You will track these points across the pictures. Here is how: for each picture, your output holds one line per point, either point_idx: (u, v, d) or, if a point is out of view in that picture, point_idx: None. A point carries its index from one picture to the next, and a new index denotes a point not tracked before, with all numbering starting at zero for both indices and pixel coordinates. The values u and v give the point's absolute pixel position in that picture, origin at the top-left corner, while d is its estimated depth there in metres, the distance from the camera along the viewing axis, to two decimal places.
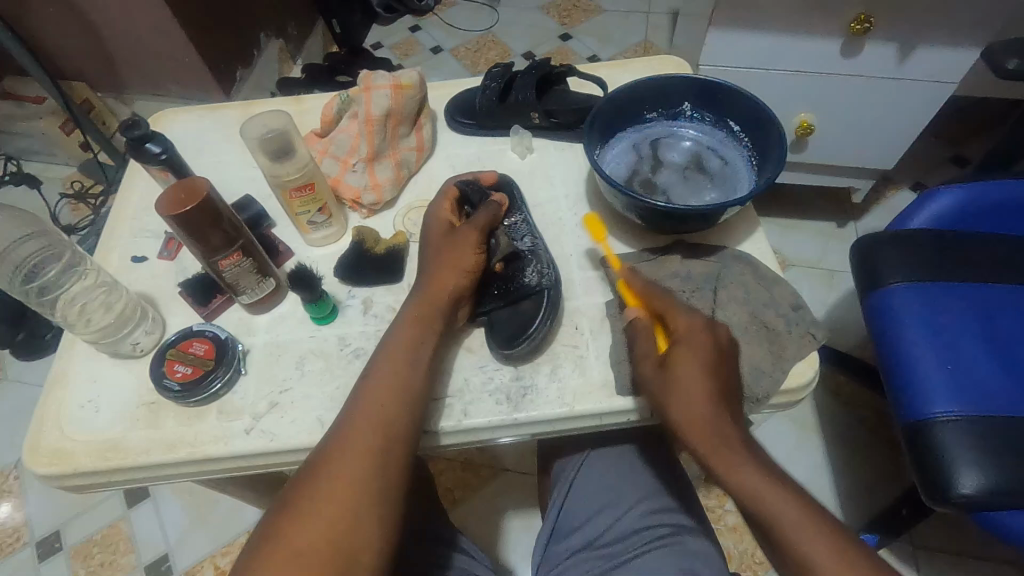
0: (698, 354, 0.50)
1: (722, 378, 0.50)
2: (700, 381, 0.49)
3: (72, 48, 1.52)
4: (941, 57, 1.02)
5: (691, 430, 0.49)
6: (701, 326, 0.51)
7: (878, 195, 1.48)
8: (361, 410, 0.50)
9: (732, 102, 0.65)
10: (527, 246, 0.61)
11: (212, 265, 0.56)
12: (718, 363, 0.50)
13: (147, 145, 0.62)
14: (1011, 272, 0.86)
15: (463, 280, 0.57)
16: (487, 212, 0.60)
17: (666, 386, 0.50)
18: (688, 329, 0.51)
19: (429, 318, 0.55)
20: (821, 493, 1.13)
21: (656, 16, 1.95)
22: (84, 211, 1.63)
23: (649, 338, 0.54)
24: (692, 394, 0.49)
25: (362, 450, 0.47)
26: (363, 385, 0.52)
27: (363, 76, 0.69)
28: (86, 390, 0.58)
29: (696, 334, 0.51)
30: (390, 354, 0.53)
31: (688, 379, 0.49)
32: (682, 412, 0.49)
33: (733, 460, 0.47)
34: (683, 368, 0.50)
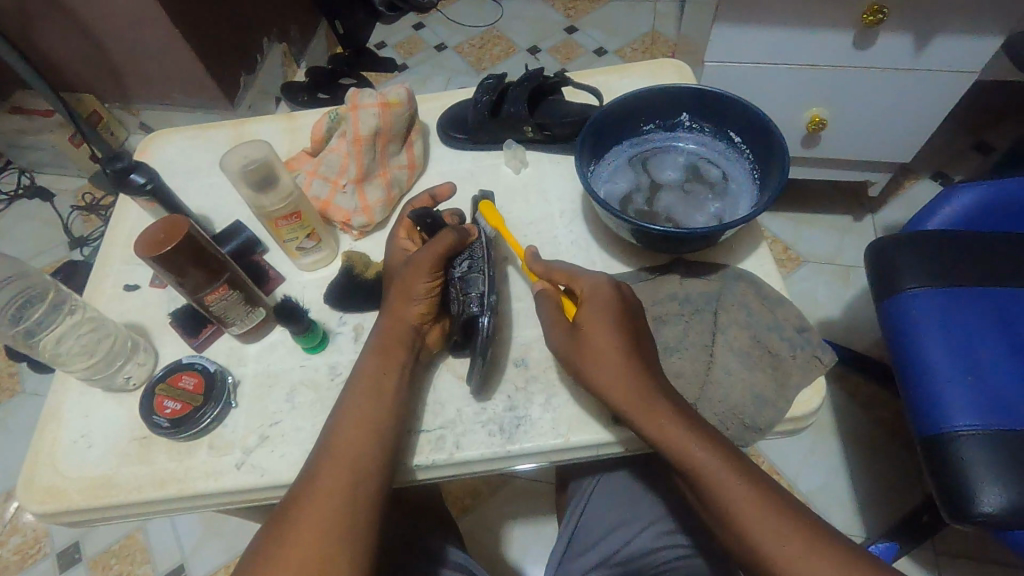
0: (609, 303, 0.50)
1: (634, 332, 0.50)
2: (607, 338, 0.49)
3: (77, 61, 1.53)
4: (960, 47, 0.98)
5: (627, 405, 0.47)
6: (607, 286, 0.51)
7: (897, 186, 1.42)
8: (335, 436, 0.50)
9: (732, 113, 0.62)
10: (462, 270, 0.56)
11: (198, 301, 0.55)
12: (628, 322, 0.50)
13: (132, 175, 0.61)
14: None
15: (414, 314, 0.55)
16: (448, 236, 0.55)
17: (583, 345, 0.50)
18: (593, 288, 0.52)
19: (393, 344, 0.54)
20: (839, 498, 1.10)
21: (664, 4, 1.90)
22: (95, 222, 1.65)
23: (557, 306, 0.54)
24: (601, 349, 0.49)
25: (334, 478, 0.47)
26: (336, 414, 0.51)
27: (350, 93, 0.67)
28: (80, 425, 0.58)
29: (600, 290, 0.51)
30: (359, 380, 0.53)
31: (598, 334, 0.49)
32: (594, 361, 0.49)
33: (658, 415, 0.47)
34: (596, 335, 0.49)
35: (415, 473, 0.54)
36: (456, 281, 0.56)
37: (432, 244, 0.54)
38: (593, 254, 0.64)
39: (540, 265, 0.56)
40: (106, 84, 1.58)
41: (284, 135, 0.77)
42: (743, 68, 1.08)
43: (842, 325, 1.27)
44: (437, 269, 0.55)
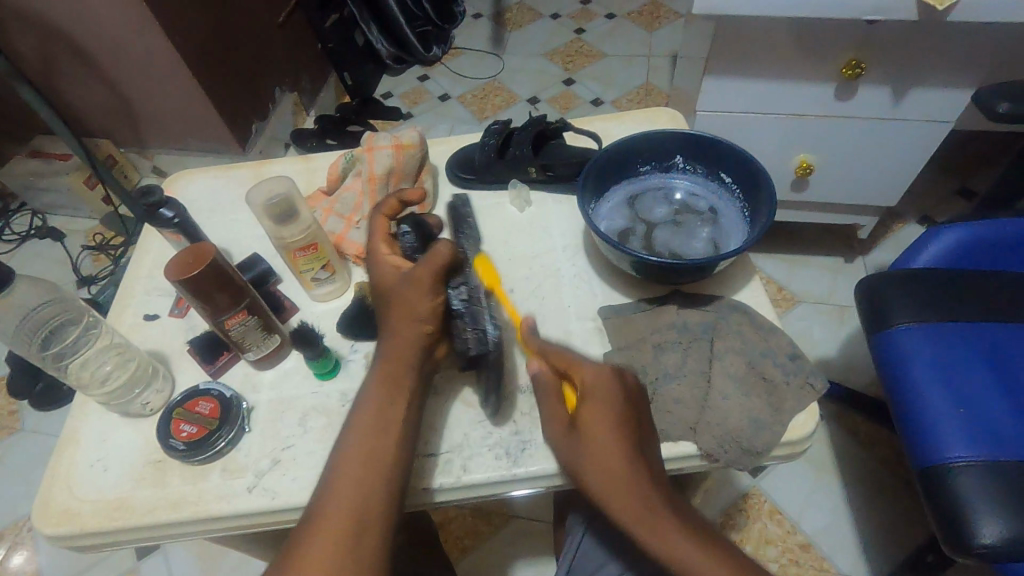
0: (609, 401, 0.50)
1: (634, 423, 0.50)
2: (605, 438, 0.48)
3: (98, 108, 1.60)
4: (936, 98, 1.04)
5: (609, 493, 0.47)
6: (609, 375, 0.51)
7: (885, 229, 1.48)
8: (337, 470, 0.49)
9: (722, 155, 0.67)
10: (462, 303, 0.55)
11: (219, 324, 0.57)
12: (628, 410, 0.50)
13: (161, 210, 0.65)
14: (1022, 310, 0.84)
15: (420, 335, 0.53)
16: (446, 248, 0.53)
17: (582, 440, 0.49)
18: (596, 379, 0.51)
19: (398, 374, 0.53)
20: (843, 538, 1.09)
21: (656, 59, 2.01)
22: (105, 261, 1.68)
23: (559, 398, 0.54)
24: (606, 468, 0.47)
25: (338, 519, 0.46)
26: (338, 447, 0.50)
27: (366, 137, 0.72)
28: (96, 449, 0.59)
29: (603, 383, 0.50)
30: (363, 414, 0.52)
31: (595, 437, 0.48)
32: (595, 479, 0.48)
33: (659, 523, 0.45)
34: (595, 424, 0.49)
35: (424, 495, 0.55)
36: (462, 314, 0.55)
37: (429, 259, 0.53)
38: (595, 285, 0.67)
39: (536, 342, 0.57)
40: (124, 130, 1.65)
41: (301, 175, 0.81)
42: (732, 117, 1.15)
43: (838, 364, 1.29)
44: (439, 286, 0.53)
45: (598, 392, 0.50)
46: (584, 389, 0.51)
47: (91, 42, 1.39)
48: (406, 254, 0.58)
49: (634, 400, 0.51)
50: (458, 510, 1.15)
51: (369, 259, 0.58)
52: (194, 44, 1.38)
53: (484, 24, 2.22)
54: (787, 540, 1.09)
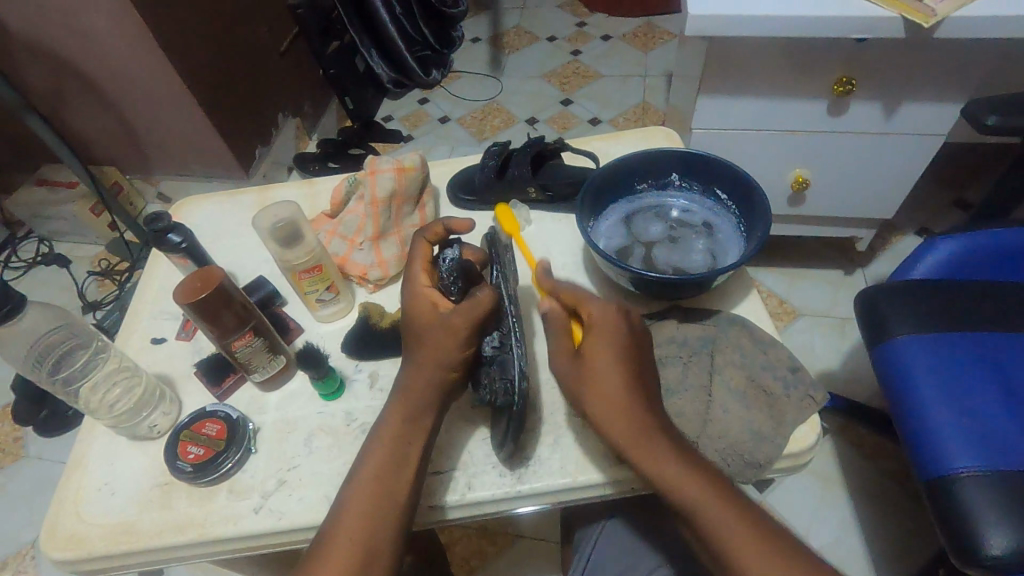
0: (619, 339, 0.52)
1: (637, 359, 0.52)
2: (615, 380, 0.50)
3: (105, 137, 1.64)
4: (927, 112, 1.06)
5: (612, 425, 0.50)
6: (617, 313, 0.53)
7: (883, 241, 1.49)
8: (350, 494, 0.50)
9: (716, 172, 0.69)
10: (493, 349, 0.56)
11: (226, 347, 0.58)
12: (631, 349, 0.52)
13: (168, 235, 0.66)
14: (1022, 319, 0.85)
15: (444, 378, 0.54)
16: (486, 302, 0.54)
17: (589, 372, 0.51)
18: (603, 318, 0.52)
19: (416, 409, 0.53)
20: (852, 553, 1.08)
21: (652, 78, 2.05)
22: (110, 286, 1.69)
23: (566, 333, 0.54)
24: (614, 397, 0.50)
25: (350, 547, 0.48)
26: (354, 473, 0.52)
27: (369, 160, 0.74)
28: (103, 473, 0.60)
29: (609, 322, 0.52)
30: (379, 442, 0.52)
31: (602, 366, 0.51)
32: (599, 400, 0.50)
33: (659, 456, 0.48)
34: (599, 363, 0.51)
35: (429, 515, 0.56)
36: (490, 363, 0.55)
37: (469, 309, 0.53)
38: None
39: (550, 281, 0.58)
40: (130, 157, 1.69)
41: (305, 199, 0.83)
42: (728, 135, 1.16)
43: (841, 377, 1.29)
44: (473, 337, 0.54)
45: (604, 328, 0.52)
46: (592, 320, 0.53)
47: (100, 73, 1.43)
48: (444, 287, 0.55)
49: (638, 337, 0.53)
50: (464, 531, 1.14)
51: (403, 290, 0.57)
52: (200, 73, 1.41)
53: (482, 48, 2.27)
54: None
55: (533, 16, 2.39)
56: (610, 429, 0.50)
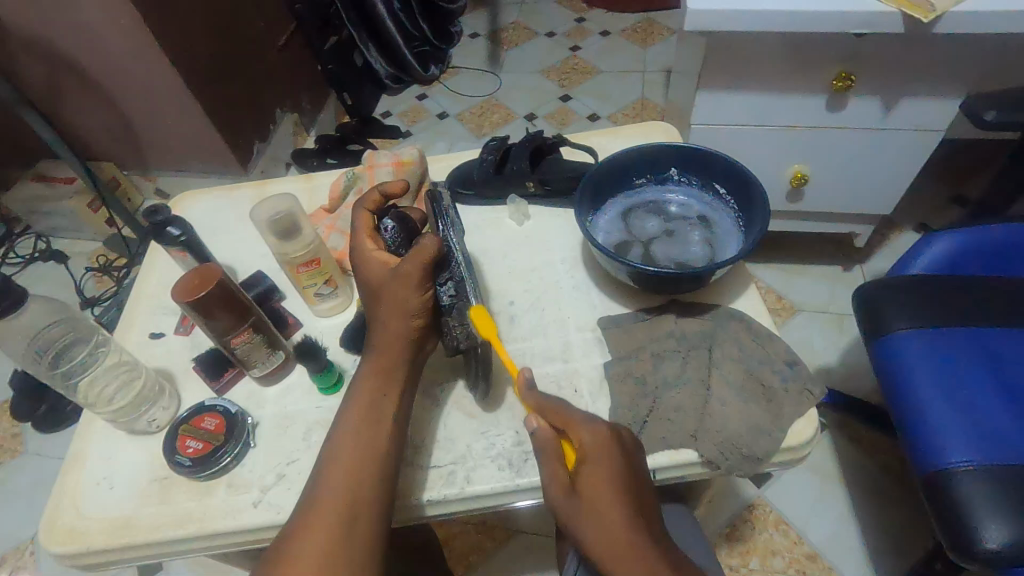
0: (608, 466, 0.49)
1: (634, 486, 0.49)
2: (610, 505, 0.47)
3: (102, 132, 1.63)
4: (925, 108, 1.06)
5: (618, 565, 0.46)
6: (607, 441, 0.50)
7: (881, 237, 1.49)
8: (330, 458, 0.50)
9: (715, 166, 0.68)
10: (449, 297, 0.56)
11: (224, 343, 0.58)
12: (630, 484, 0.49)
13: (167, 228, 0.67)
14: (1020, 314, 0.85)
15: (409, 328, 0.54)
16: (433, 245, 0.53)
17: (589, 512, 0.48)
18: (594, 443, 0.50)
19: (389, 367, 0.54)
20: (850, 548, 1.08)
21: (651, 74, 2.04)
22: (108, 282, 1.69)
23: (557, 457, 0.52)
24: (621, 555, 0.46)
25: (332, 507, 0.47)
26: (331, 441, 0.52)
27: (367, 155, 0.74)
28: (102, 467, 0.60)
29: (601, 455, 0.49)
30: (354, 407, 0.53)
31: (602, 510, 0.47)
32: (601, 544, 0.47)
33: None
34: (597, 492, 0.48)
35: (427, 508, 0.56)
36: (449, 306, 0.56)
37: (415, 254, 0.52)
38: (593, 297, 0.68)
39: (532, 398, 0.56)
40: (128, 153, 1.68)
41: (303, 194, 0.83)
42: (727, 130, 1.16)
43: (840, 373, 1.29)
44: (426, 281, 0.53)
45: (598, 454, 0.49)
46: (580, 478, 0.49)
47: (97, 69, 1.42)
48: (391, 249, 0.58)
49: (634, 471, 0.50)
50: (463, 526, 1.15)
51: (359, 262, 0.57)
52: (198, 69, 1.40)
53: (481, 43, 2.26)
54: (794, 551, 1.09)
55: (532, 11, 2.38)
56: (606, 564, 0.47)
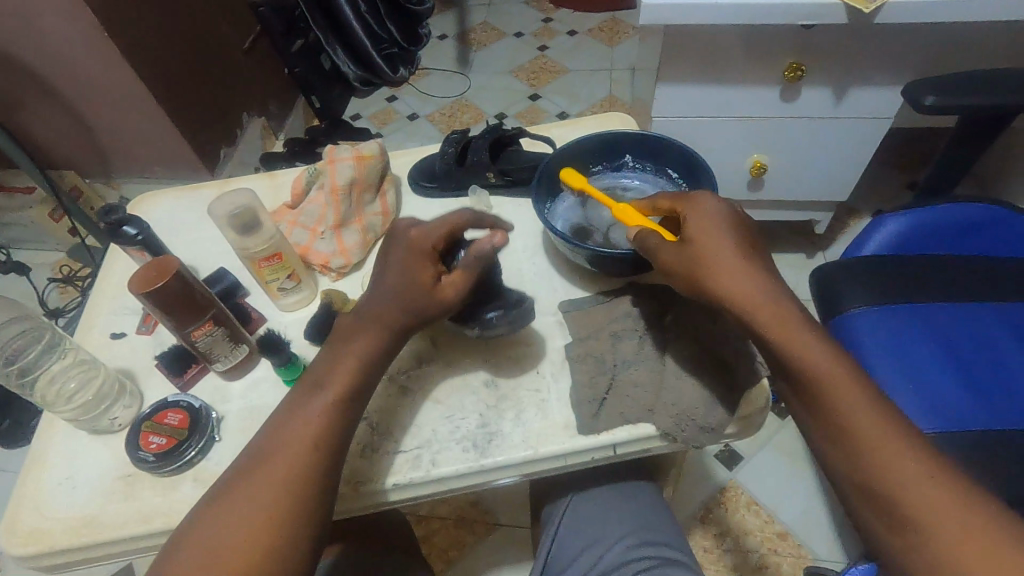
0: (718, 220, 0.55)
1: (748, 241, 0.55)
2: (729, 256, 0.53)
3: (62, 140, 1.60)
4: (874, 96, 1.10)
5: (750, 309, 0.51)
6: (720, 205, 0.56)
7: (842, 224, 1.54)
8: (293, 417, 0.50)
9: (666, 152, 0.71)
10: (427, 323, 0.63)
11: (185, 337, 0.58)
12: (742, 238, 0.54)
13: (123, 228, 0.66)
14: (967, 288, 0.88)
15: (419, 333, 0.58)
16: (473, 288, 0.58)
17: (711, 259, 0.53)
18: (705, 210, 0.55)
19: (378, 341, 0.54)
20: (818, 524, 1.12)
21: (618, 72, 2.08)
22: (72, 293, 1.66)
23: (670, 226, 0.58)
24: (742, 292, 0.52)
25: (286, 469, 0.47)
26: (301, 394, 0.51)
27: (328, 150, 0.75)
28: (64, 468, 0.59)
29: (711, 213, 0.55)
30: (336, 361, 0.52)
31: (715, 251, 0.53)
32: (722, 288, 0.52)
33: (771, 316, 0.51)
34: (717, 247, 0.53)
35: (393, 493, 0.56)
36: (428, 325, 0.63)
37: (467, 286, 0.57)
38: (555, 282, 0.70)
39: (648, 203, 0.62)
40: (90, 161, 1.65)
41: (265, 192, 0.83)
42: (688, 123, 1.19)
43: None
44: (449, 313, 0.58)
45: (709, 218, 0.55)
46: (708, 254, 0.53)
47: (53, 74, 1.39)
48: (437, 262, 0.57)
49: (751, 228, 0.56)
50: (442, 522, 1.15)
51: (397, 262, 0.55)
52: (158, 72, 1.38)
53: (450, 44, 2.27)
54: (766, 530, 1.12)
55: (499, 12, 2.40)
56: (745, 313, 0.52)
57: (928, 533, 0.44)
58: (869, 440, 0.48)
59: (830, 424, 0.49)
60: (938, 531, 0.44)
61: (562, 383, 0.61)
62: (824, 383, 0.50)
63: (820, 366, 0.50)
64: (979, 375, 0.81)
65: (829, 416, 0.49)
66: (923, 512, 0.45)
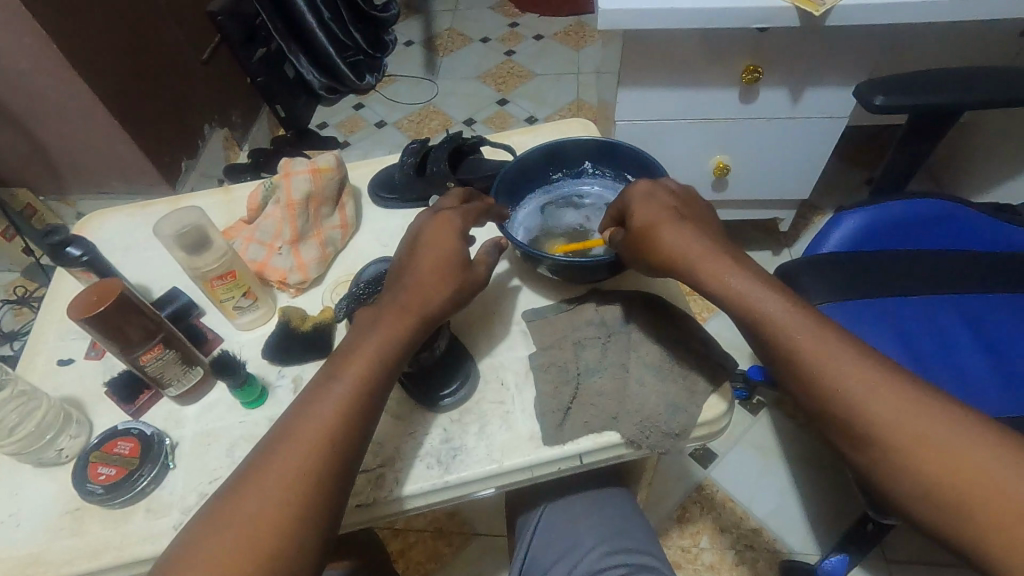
0: (657, 197, 0.60)
1: (686, 207, 0.60)
2: (670, 223, 0.57)
3: (11, 157, 1.54)
4: (829, 96, 1.13)
5: (698, 267, 0.54)
6: (647, 184, 0.61)
7: (805, 221, 1.57)
8: (281, 448, 0.46)
9: (625, 159, 0.71)
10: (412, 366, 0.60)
11: (133, 362, 0.56)
12: (680, 206, 0.59)
13: (66, 249, 0.63)
14: (934, 280, 0.88)
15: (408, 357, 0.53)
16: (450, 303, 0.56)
17: (657, 229, 0.57)
18: (639, 190, 0.61)
19: (371, 377, 0.50)
20: (791, 518, 1.13)
21: (585, 75, 2.09)
22: (27, 315, 1.60)
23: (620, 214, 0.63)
24: (688, 250, 0.55)
25: (264, 510, 0.43)
26: (291, 420, 0.48)
27: (283, 163, 0.73)
28: (7, 504, 0.56)
29: (646, 188, 0.61)
30: (330, 391, 0.49)
31: (660, 220, 0.57)
32: (672, 253, 0.55)
33: (720, 269, 0.54)
34: (658, 219, 0.57)
35: (357, 514, 0.55)
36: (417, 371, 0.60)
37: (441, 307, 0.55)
38: (518, 291, 0.69)
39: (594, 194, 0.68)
40: (42, 177, 1.59)
41: (220, 207, 0.81)
42: (651, 125, 1.20)
43: None
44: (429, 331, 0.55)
45: (644, 195, 0.60)
46: (653, 222, 0.57)
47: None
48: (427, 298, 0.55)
49: (690, 199, 0.61)
50: (419, 535, 1.14)
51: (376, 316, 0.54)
52: (112, 86, 1.34)
53: (416, 51, 2.26)
54: (741, 527, 1.13)
55: (464, 18, 2.39)
56: (694, 273, 0.55)
57: (912, 452, 0.45)
58: (845, 393, 0.48)
59: (804, 378, 0.50)
60: (945, 463, 0.44)
61: (526, 393, 0.61)
62: (789, 335, 0.51)
63: (781, 315, 0.52)
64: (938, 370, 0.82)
65: (799, 367, 0.50)
66: (903, 435, 0.45)
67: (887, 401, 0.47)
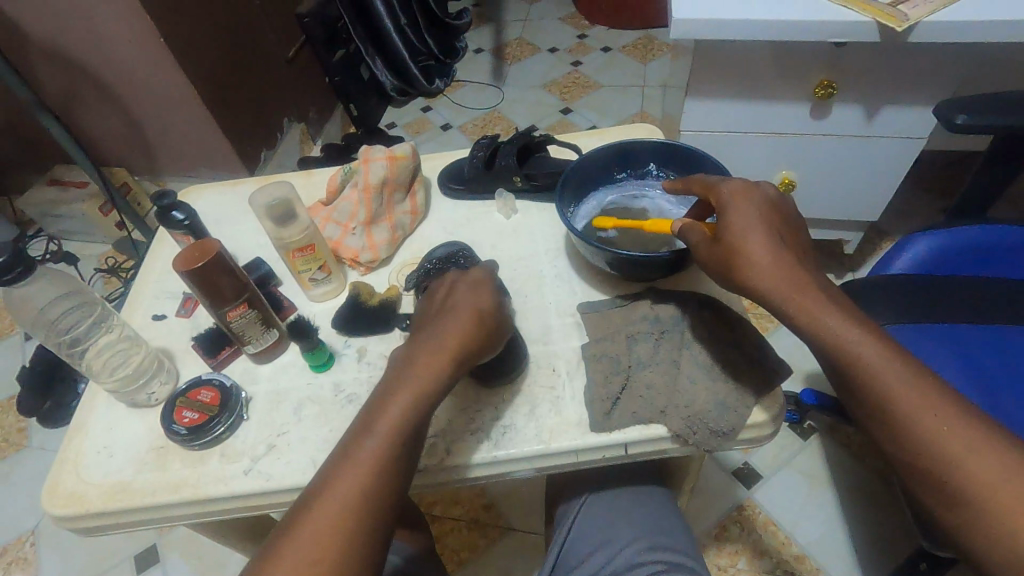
0: (753, 206, 0.56)
1: (780, 224, 0.57)
2: (763, 245, 0.54)
3: (115, 139, 1.69)
4: (905, 115, 1.10)
5: (782, 297, 0.53)
6: (744, 192, 0.57)
7: (872, 246, 1.51)
8: (349, 456, 0.48)
9: (689, 162, 0.72)
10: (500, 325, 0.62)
11: (222, 317, 0.62)
12: (775, 222, 0.56)
13: (173, 212, 0.71)
14: (1013, 310, 0.85)
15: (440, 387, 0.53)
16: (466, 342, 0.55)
17: (745, 252, 0.54)
18: (731, 195, 0.58)
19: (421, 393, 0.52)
20: (836, 549, 1.09)
21: (650, 88, 2.10)
22: (115, 284, 1.74)
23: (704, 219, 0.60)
24: (775, 277, 0.53)
25: (336, 517, 0.45)
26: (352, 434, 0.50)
27: (363, 149, 0.78)
28: (103, 437, 0.63)
29: (740, 198, 0.57)
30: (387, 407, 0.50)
31: (751, 241, 0.54)
32: (765, 279, 0.53)
33: (813, 305, 0.52)
34: (749, 237, 0.55)
35: (409, 478, 0.58)
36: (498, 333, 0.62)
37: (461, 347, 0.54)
38: (574, 285, 0.71)
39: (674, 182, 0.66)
40: (139, 159, 1.74)
41: (302, 188, 0.87)
42: (716, 137, 1.20)
43: None
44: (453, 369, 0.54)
45: (734, 205, 0.57)
46: (741, 239, 0.55)
47: (112, 76, 1.48)
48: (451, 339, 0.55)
49: (785, 215, 0.58)
50: (455, 523, 1.17)
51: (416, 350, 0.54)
52: (206, 76, 1.46)
53: (485, 58, 2.33)
54: (782, 552, 1.10)
55: (534, 28, 2.45)
56: (775, 300, 0.53)
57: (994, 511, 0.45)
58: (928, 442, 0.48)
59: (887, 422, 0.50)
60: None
61: (577, 380, 0.63)
62: (879, 380, 0.50)
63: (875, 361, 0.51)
64: (1009, 407, 0.78)
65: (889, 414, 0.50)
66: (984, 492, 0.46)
67: (974, 461, 0.47)
